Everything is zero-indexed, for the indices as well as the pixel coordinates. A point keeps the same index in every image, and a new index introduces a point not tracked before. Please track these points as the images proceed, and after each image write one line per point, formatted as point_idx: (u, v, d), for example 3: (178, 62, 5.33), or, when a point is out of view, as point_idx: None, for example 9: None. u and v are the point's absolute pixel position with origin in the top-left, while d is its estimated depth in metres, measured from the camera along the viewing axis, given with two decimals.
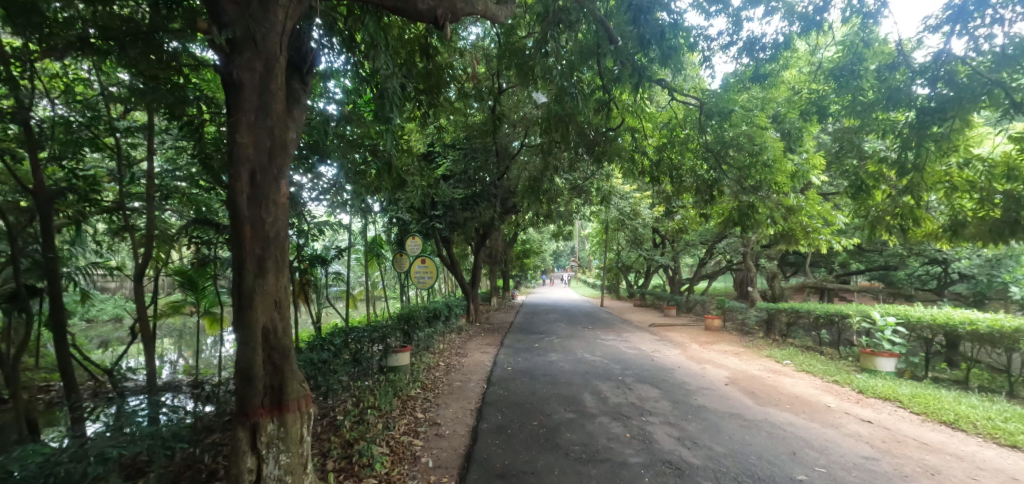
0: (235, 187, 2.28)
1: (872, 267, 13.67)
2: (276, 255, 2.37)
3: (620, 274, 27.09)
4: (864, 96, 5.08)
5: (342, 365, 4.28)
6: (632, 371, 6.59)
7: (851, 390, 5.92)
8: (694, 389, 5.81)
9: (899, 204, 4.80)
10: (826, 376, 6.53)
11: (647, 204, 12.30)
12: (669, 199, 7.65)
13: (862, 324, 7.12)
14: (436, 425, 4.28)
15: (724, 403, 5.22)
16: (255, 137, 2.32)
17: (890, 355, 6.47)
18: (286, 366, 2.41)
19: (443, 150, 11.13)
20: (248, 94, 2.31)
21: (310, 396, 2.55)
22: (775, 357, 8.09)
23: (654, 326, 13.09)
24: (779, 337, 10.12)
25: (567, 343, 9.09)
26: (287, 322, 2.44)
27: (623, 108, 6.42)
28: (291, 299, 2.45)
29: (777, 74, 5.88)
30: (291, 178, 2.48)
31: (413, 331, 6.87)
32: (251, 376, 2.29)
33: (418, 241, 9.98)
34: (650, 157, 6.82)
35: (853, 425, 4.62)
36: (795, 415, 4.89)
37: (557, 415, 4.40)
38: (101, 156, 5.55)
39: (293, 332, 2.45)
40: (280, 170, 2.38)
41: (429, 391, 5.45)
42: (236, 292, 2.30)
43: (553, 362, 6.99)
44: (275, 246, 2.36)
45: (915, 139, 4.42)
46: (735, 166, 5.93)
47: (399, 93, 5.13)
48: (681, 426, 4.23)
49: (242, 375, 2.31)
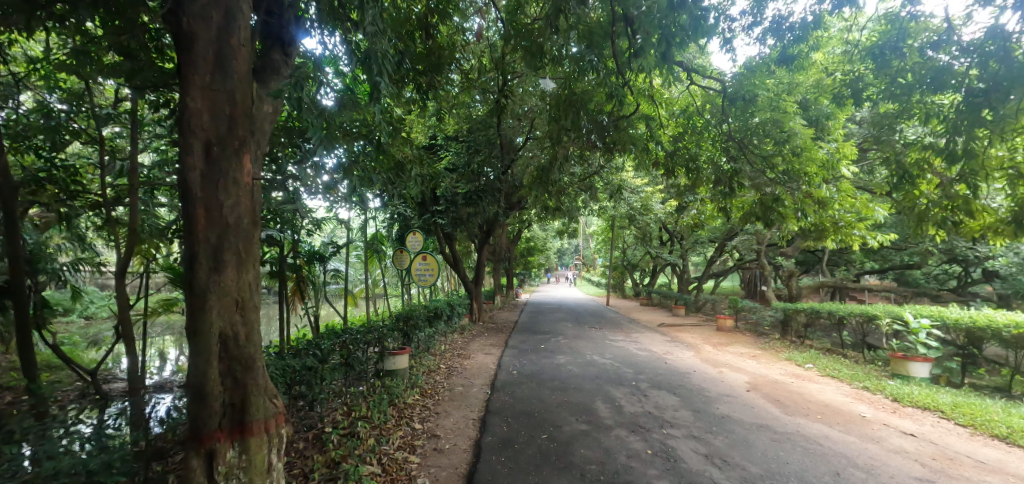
0: (186, 161, 1.88)
1: (890, 266, 13.18)
2: (238, 246, 1.97)
3: (625, 273, 26.61)
4: (904, 78, 4.61)
5: (331, 369, 3.83)
6: (646, 375, 6.16)
7: (884, 397, 5.49)
8: (714, 396, 5.38)
9: (951, 195, 4.32)
10: (854, 383, 6.09)
11: (659, 200, 11.84)
12: (685, 193, 7.21)
13: (893, 326, 6.63)
14: (435, 437, 3.87)
15: (749, 412, 4.79)
16: (211, 99, 1.92)
17: (925, 360, 6.01)
18: (251, 379, 2.03)
19: (445, 142, 10.77)
20: (203, 46, 1.91)
21: (280, 414, 2.14)
22: (795, 360, 7.65)
23: (662, 327, 12.65)
24: (796, 339, 9.67)
25: (575, 345, 8.66)
26: (252, 327, 2.04)
27: (638, 94, 5.99)
28: (256, 298, 2.04)
29: (807, 56, 5.34)
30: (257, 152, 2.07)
31: (413, 332, 6.46)
32: (205, 393, 1.89)
33: (418, 237, 9.46)
34: (665, 148, 6.50)
35: (896, 440, 4.18)
36: (830, 427, 4.45)
37: (568, 427, 3.99)
38: (87, 147, 5.07)
39: (258, 338, 2.05)
40: (244, 141, 1.98)
41: (428, 397, 5.04)
42: (188, 289, 1.90)
43: (561, 365, 6.58)
44: (235, 234, 1.97)
45: (964, 123, 3.96)
46: (759, 155, 5.52)
47: (394, 71, 4.68)
48: (707, 440, 3.81)
49: (195, 390, 1.92)
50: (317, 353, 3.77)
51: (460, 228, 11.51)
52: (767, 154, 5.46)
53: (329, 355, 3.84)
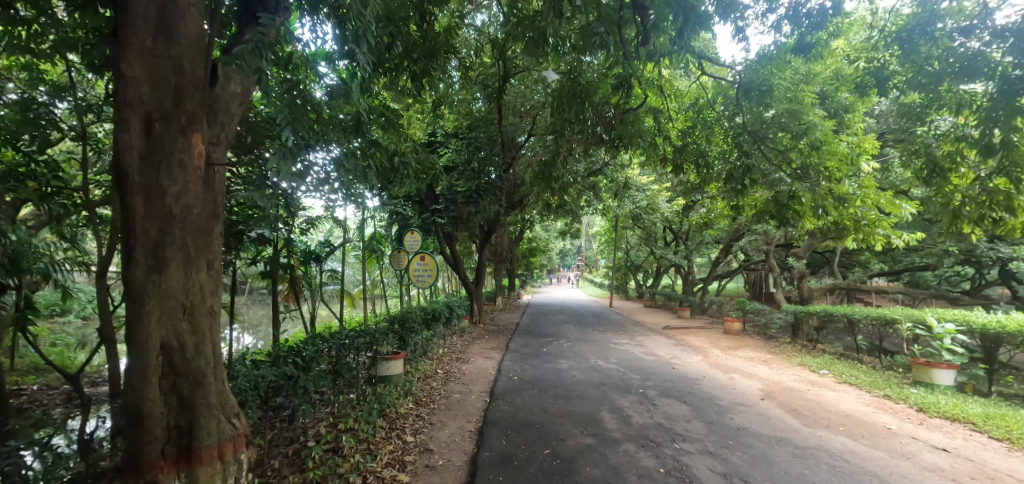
0: (123, 139, 1.89)
1: (903, 267, 12.85)
2: (181, 242, 1.99)
3: (629, 273, 26.31)
4: (932, 66, 4.26)
5: (317, 376, 3.55)
6: (653, 382, 5.85)
7: (908, 407, 5.17)
8: (727, 405, 5.06)
9: (988, 191, 4.00)
10: (874, 391, 5.77)
11: (666, 198, 11.50)
12: (693, 190, 6.90)
13: (915, 331, 6.29)
14: (428, 452, 3.58)
15: (766, 423, 4.48)
16: (150, 69, 1.91)
17: (949, 367, 5.68)
18: (196, 397, 2.08)
19: (445, 139, 10.48)
20: (143, 10, 1.91)
21: (229, 433, 2.20)
22: (809, 365, 7.31)
23: (668, 329, 12.33)
24: (808, 342, 9.34)
25: (578, 348, 8.35)
26: (197, 336, 2.07)
27: (647, 85, 5.69)
28: (201, 302, 2.08)
29: (826, 44, 4.99)
30: (204, 135, 2.08)
31: (409, 335, 6.17)
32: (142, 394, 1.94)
33: (417, 237, 9.18)
34: (673, 143, 6.24)
35: (927, 456, 3.86)
36: (854, 441, 4.13)
37: (572, 441, 3.68)
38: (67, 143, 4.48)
39: (202, 349, 2.08)
40: (189, 119, 1.98)
41: (423, 405, 4.75)
42: (124, 285, 1.92)
43: (564, 371, 6.27)
44: (179, 226, 1.98)
45: (1002, 113, 3.62)
46: (775, 149, 5.19)
47: (383, 51, 4.30)
48: (723, 457, 3.50)
49: (132, 391, 1.95)
50: (302, 357, 3.50)
51: (460, 228, 11.22)
52: (783, 148, 5.14)
53: (314, 361, 3.57)
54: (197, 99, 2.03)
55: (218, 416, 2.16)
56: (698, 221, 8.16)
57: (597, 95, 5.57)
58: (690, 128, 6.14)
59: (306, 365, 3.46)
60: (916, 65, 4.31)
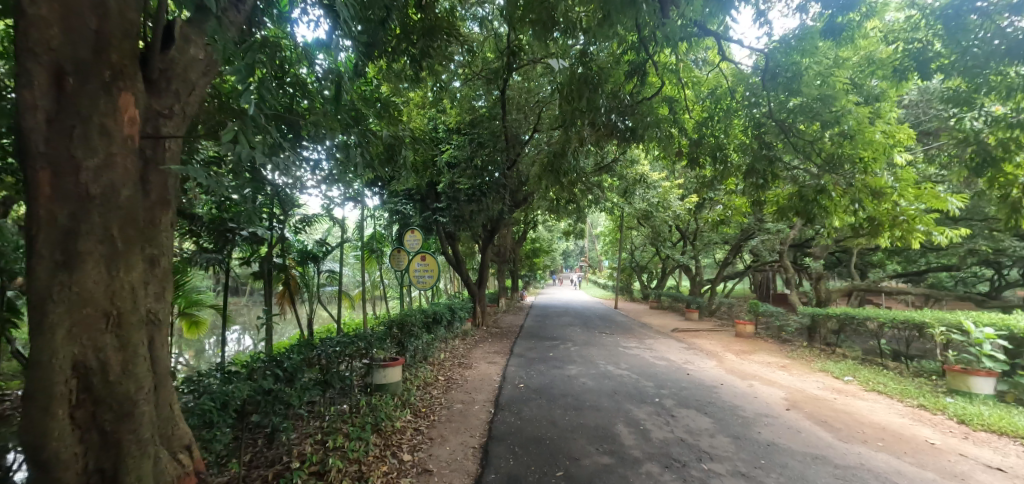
0: (28, 98, 1.68)
1: (920, 268, 12.44)
2: (101, 232, 1.78)
3: (633, 275, 25.92)
4: (980, 47, 3.79)
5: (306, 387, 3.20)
6: (668, 390, 5.46)
7: (947, 418, 4.78)
8: (751, 416, 4.68)
9: None
10: (907, 400, 5.38)
11: (677, 195, 11.12)
12: (709, 186, 6.51)
13: (949, 335, 5.94)
14: (427, 472, 3.21)
15: (797, 438, 4.10)
16: (64, 13, 1.72)
17: (989, 374, 5.28)
18: (123, 431, 1.85)
19: (446, 135, 10.10)
20: None
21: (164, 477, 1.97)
22: (832, 371, 6.91)
23: (677, 332, 11.94)
24: (826, 347, 8.93)
25: (586, 352, 7.96)
26: (125, 353, 1.86)
27: (663, 71, 5.29)
28: (126, 311, 1.86)
29: (860, 26, 4.55)
30: (132, 103, 1.88)
31: (408, 339, 5.81)
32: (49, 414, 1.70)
33: (417, 235, 8.83)
34: (689, 135, 5.85)
35: (983, 476, 3.48)
36: (898, 458, 3.74)
37: (588, 461, 3.31)
38: None
39: (129, 367, 1.87)
40: (113, 74, 1.80)
41: (422, 417, 4.37)
42: (27, 283, 1.70)
43: (573, 378, 5.89)
44: (99, 211, 1.77)
45: None
46: (801, 141, 4.81)
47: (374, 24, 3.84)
48: (758, 479, 3.12)
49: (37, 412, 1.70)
50: (288, 362, 3.14)
51: (462, 228, 10.87)
52: (810, 140, 4.78)
53: (301, 368, 3.21)
54: (123, 49, 1.84)
55: (152, 452, 1.94)
56: (712, 219, 7.78)
57: (610, 80, 5.21)
58: (708, 120, 5.76)
59: (294, 371, 3.10)
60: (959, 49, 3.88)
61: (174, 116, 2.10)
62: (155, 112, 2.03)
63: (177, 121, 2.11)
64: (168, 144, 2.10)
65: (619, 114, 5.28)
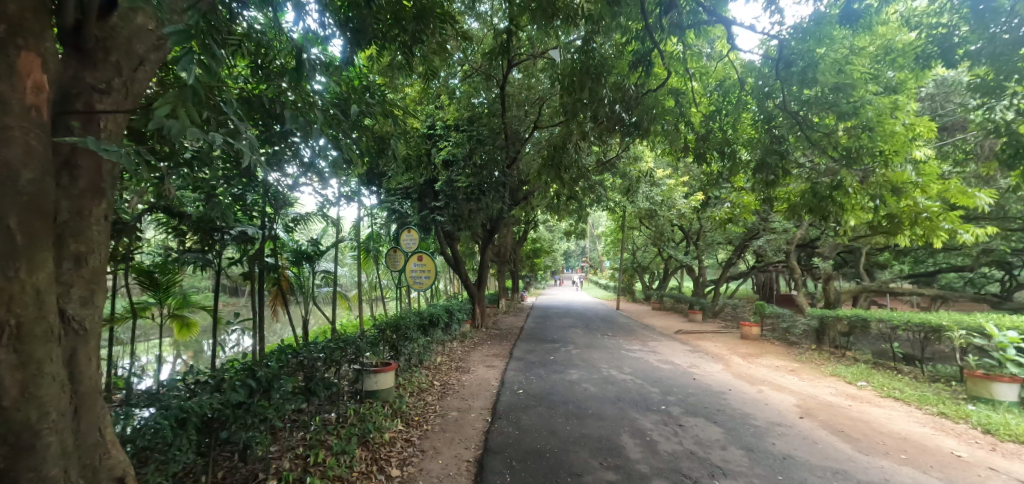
0: None
1: (930, 270, 12.14)
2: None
3: (635, 275, 25.65)
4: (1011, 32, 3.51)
5: (285, 397, 2.97)
6: (674, 396, 5.20)
7: (972, 428, 4.53)
8: (764, 425, 4.43)
9: None
10: (925, 408, 5.12)
11: (682, 192, 10.85)
12: (716, 183, 6.26)
13: (971, 339, 5.70)
14: None
15: (814, 449, 3.85)
16: None
17: (1013, 381, 5.02)
18: (20, 470, 1.53)
19: (444, 132, 9.86)
20: None
21: None
22: (844, 376, 6.65)
23: (680, 334, 11.68)
24: (835, 349, 8.66)
25: (588, 355, 7.71)
26: (26, 370, 1.55)
27: (669, 61, 5.05)
28: (28, 317, 1.55)
29: (879, 12, 4.28)
30: (35, 67, 1.59)
31: (403, 343, 5.55)
32: None
33: (414, 235, 8.58)
34: (696, 130, 5.61)
35: None
36: (923, 473, 3.50)
37: (592, 477, 3.06)
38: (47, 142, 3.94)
39: (30, 386, 1.56)
40: (14, 30, 1.53)
41: (415, 426, 4.14)
42: None
43: (575, 383, 5.64)
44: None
45: None
46: (815, 134, 4.56)
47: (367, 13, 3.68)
48: None
49: None
50: (267, 370, 2.92)
51: (461, 227, 10.63)
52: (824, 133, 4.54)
53: (280, 376, 2.99)
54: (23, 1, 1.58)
55: None
56: (719, 218, 7.53)
57: (614, 70, 4.96)
58: (717, 112, 5.51)
59: (273, 381, 2.88)
60: (983, 32, 3.64)
61: (113, 92, 1.82)
62: (87, 87, 1.76)
63: (116, 97, 1.83)
64: (104, 124, 1.82)
65: (624, 106, 5.01)
